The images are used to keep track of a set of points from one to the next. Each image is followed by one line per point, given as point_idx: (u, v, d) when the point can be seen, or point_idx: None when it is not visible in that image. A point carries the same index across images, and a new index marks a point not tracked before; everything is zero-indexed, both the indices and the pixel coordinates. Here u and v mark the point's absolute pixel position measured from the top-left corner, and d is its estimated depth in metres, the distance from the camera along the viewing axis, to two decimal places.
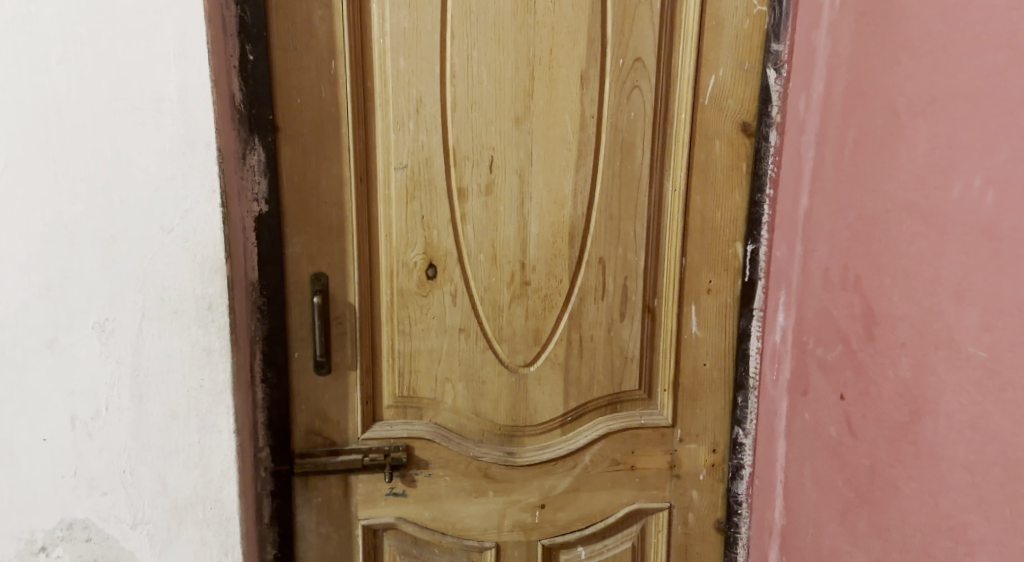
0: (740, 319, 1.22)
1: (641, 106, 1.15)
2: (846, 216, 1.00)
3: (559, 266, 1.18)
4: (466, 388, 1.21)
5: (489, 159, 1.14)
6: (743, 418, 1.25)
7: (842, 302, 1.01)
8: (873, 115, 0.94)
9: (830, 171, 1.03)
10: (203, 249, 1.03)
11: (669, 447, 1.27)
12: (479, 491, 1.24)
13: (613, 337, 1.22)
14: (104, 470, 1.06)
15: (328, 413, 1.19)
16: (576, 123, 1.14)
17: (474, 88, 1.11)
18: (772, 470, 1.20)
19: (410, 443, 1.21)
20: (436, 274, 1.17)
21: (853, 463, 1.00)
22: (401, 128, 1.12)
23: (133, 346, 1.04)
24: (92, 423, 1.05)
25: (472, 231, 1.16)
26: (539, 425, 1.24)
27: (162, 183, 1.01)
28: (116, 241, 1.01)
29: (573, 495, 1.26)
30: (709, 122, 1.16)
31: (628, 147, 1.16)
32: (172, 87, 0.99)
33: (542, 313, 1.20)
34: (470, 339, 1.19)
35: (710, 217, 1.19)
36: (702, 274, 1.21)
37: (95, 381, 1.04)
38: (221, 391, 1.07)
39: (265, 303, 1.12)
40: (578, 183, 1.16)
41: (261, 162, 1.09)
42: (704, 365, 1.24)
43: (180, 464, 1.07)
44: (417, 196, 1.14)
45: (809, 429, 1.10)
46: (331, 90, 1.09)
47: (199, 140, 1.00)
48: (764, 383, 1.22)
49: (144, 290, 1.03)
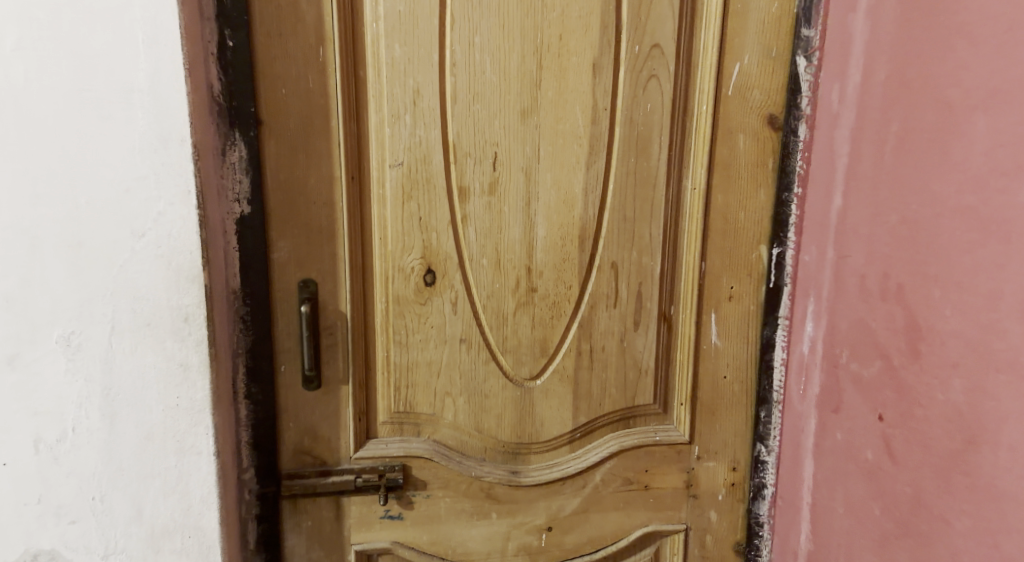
0: (765, 329, 1.13)
1: (658, 98, 1.05)
2: (887, 219, 0.91)
3: (567, 271, 1.09)
4: (467, 403, 1.12)
5: (493, 156, 1.04)
6: (766, 434, 1.16)
7: (881, 313, 0.92)
8: (920, 108, 0.86)
9: (868, 170, 0.94)
10: (178, 256, 0.94)
11: (686, 465, 1.18)
12: (481, 513, 1.15)
13: (627, 348, 1.13)
14: (72, 496, 0.97)
15: (318, 431, 1.10)
16: (587, 116, 1.04)
17: (476, 78, 1.02)
18: (798, 491, 1.12)
19: (407, 462, 1.12)
20: (435, 280, 1.07)
21: (892, 491, 0.91)
22: (397, 121, 1.02)
23: (104, 362, 0.95)
24: (58, 446, 0.95)
25: (473, 235, 1.07)
26: (546, 441, 1.15)
27: (133, 183, 0.91)
28: (83, 248, 0.92)
29: (582, 516, 1.18)
30: (732, 114, 1.06)
31: (644, 142, 1.06)
32: (142, 76, 0.89)
33: (549, 322, 1.11)
34: (471, 350, 1.10)
35: (732, 217, 1.09)
36: (722, 279, 1.11)
37: (61, 400, 0.95)
38: (199, 410, 0.98)
39: (248, 313, 1.03)
40: (589, 182, 1.07)
41: (243, 159, 0.99)
42: (724, 378, 1.15)
43: (156, 489, 0.98)
44: (414, 197, 1.04)
45: (840, 449, 1.01)
46: (319, 79, 1.00)
47: (173, 135, 0.91)
48: (789, 398, 1.13)
49: (114, 301, 0.94)
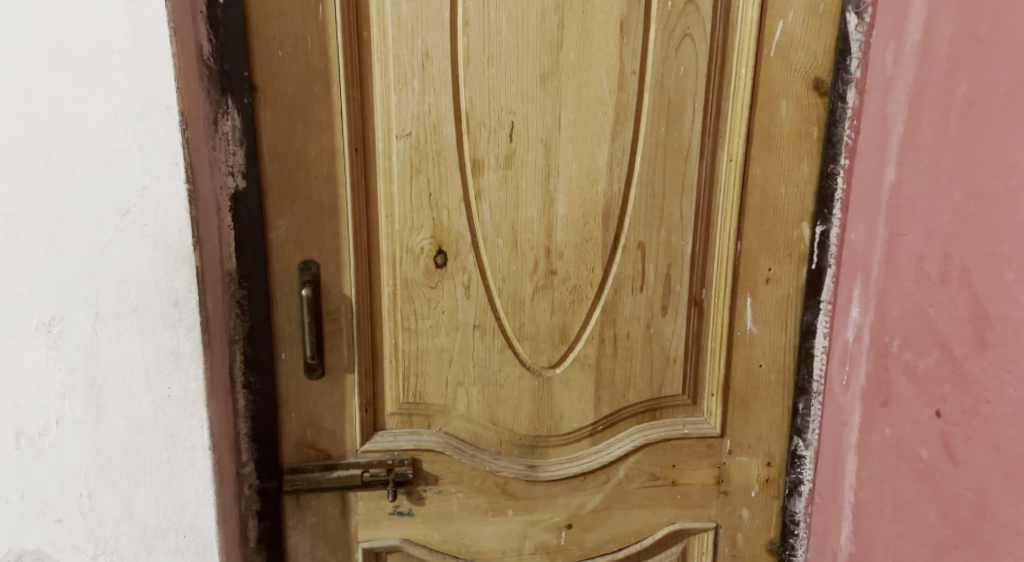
0: (805, 314, 1.03)
1: (692, 59, 0.95)
2: (951, 194, 0.82)
3: (590, 252, 1.00)
4: (481, 394, 1.04)
5: (509, 126, 0.95)
6: (805, 427, 1.07)
7: (941, 298, 0.84)
8: (995, 68, 0.77)
9: (929, 139, 0.85)
10: (166, 235, 0.86)
11: (717, 460, 1.10)
12: (496, 509, 1.08)
13: (654, 335, 1.04)
14: (58, 494, 0.90)
15: (322, 422, 1.02)
16: (614, 81, 0.95)
17: (491, 39, 0.93)
18: (839, 489, 1.03)
19: (417, 456, 1.05)
20: (447, 262, 0.99)
21: (952, 494, 0.84)
22: (404, 87, 0.93)
23: (88, 350, 0.87)
24: (41, 440, 0.89)
25: (488, 212, 0.98)
26: (566, 434, 1.07)
27: (114, 155, 0.83)
28: (62, 226, 0.84)
29: (604, 513, 1.10)
30: (774, 78, 0.96)
31: (675, 109, 0.96)
32: (122, 36, 0.81)
33: (570, 306, 1.02)
34: (486, 336, 1.02)
35: (772, 193, 1.00)
36: (760, 260, 1.02)
37: (43, 391, 0.87)
38: (192, 401, 0.90)
39: (245, 297, 0.95)
40: (614, 153, 0.97)
41: (236, 128, 0.90)
42: (760, 367, 1.06)
43: (147, 486, 0.91)
44: (423, 170, 0.96)
45: (890, 446, 0.93)
46: (319, 41, 0.91)
47: (158, 102, 0.83)
48: (830, 390, 1.04)
49: (98, 284, 0.86)
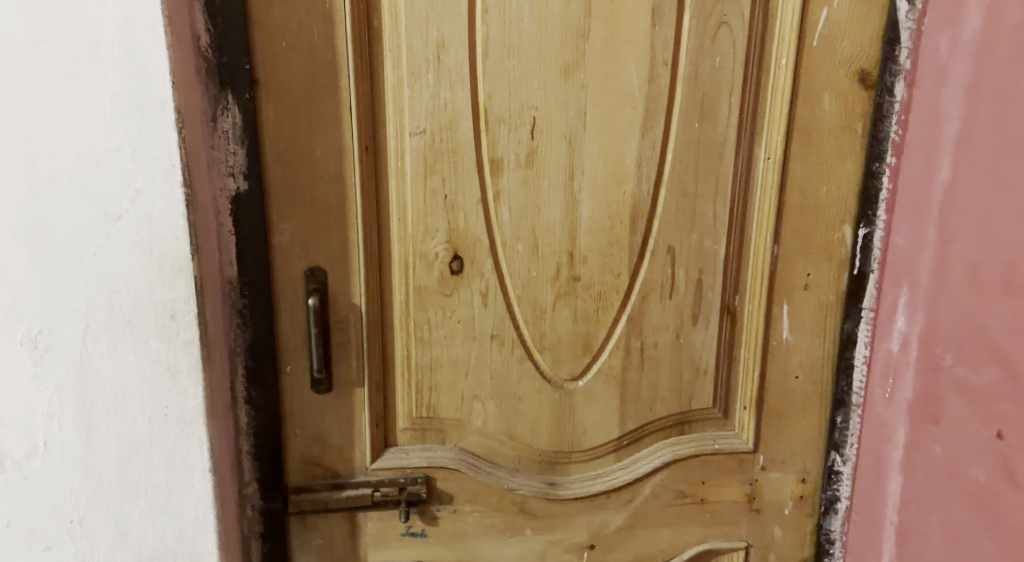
0: (846, 322, 0.97)
1: (729, 49, 0.88)
2: (1013, 199, 0.78)
3: (615, 256, 0.94)
4: (498, 407, 0.98)
5: (531, 122, 0.88)
6: (842, 442, 1.01)
7: (1002, 310, 0.79)
8: None
9: (989, 138, 0.80)
10: (161, 243, 0.79)
11: (748, 476, 1.03)
12: (514, 529, 1.01)
13: (683, 344, 0.97)
14: (46, 520, 0.84)
15: (329, 438, 0.96)
16: (644, 73, 0.88)
17: (512, 27, 0.86)
18: (880, 509, 0.97)
19: (430, 474, 0.98)
20: (462, 268, 0.92)
21: (1013, 522, 0.79)
22: (417, 80, 0.86)
23: (77, 366, 0.81)
24: (27, 463, 0.82)
25: (506, 215, 0.91)
26: (588, 450, 1.01)
27: (104, 156, 0.77)
28: (47, 233, 0.77)
29: (628, 533, 1.04)
30: (816, 69, 0.89)
31: (710, 102, 0.89)
32: (111, 26, 0.74)
33: (594, 315, 0.96)
34: (503, 347, 0.96)
35: (813, 192, 0.93)
36: (798, 264, 0.95)
37: (29, 410, 0.81)
38: (190, 420, 0.84)
39: (247, 307, 0.88)
40: (643, 151, 0.90)
41: (237, 126, 0.84)
42: (796, 379, 0.99)
43: (143, 510, 0.85)
44: (438, 169, 0.89)
45: (939, 466, 0.87)
46: (325, 30, 0.84)
47: (151, 98, 0.76)
48: (870, 402, 0.98)
49: (87, 295, 0.79)
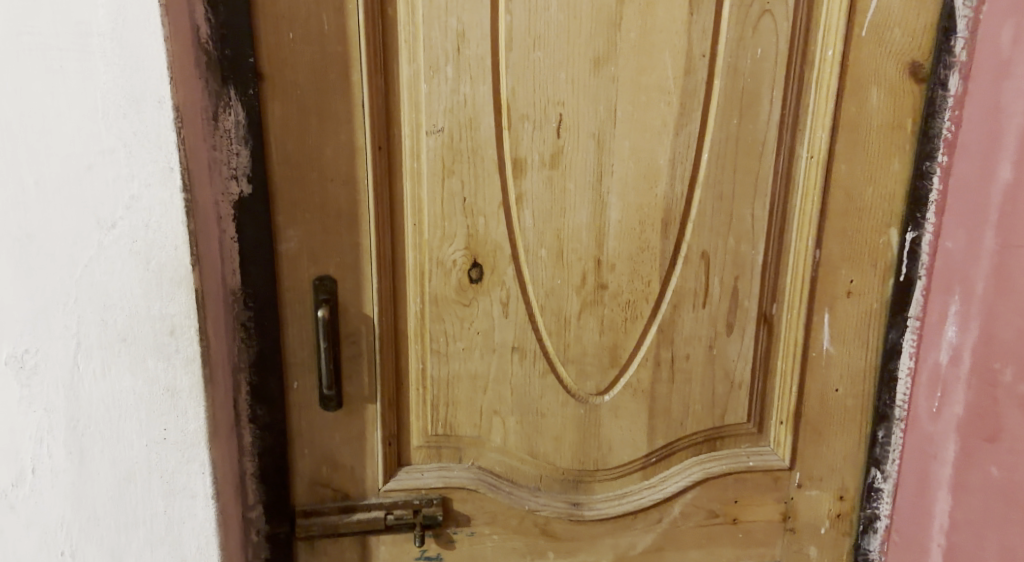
0: (890, 332, 0.91)
1: (771, 40, 0.82)
2: None
3: (646, 263, 0.87)
4: (519, 424, 0.92)
5: (557, 120, 0.82)
6: (884, 458, 0.95)
7: None
8: None
9: None
10: (159, 253, 0.73)
11: (783, 494, 0.97)
12: (535, 552, 0.95)
13: (717, 355, 0.91)
14: (35, 552, 0.77)
15: (339, 458, 0.90)
16: (680, 65, 0.82)
17: (539, 16, 0.79)
18: (926, 529, 0.91)
19: (447, 495, 0.92)
20: (482, 276, 0.86)
21: None
22: (435, 74, 0.80)
23: (67, 387, 0.74)
24: (15, 491, 0.76)
25: (530, 218, 0.85)
26: (614, 468, 0.95)
27: (95, 158, 0.70)
28: (34, 243, 0.71)
29: (656, 554, 0.98)
30: (863, 62, 0.83)
31: (750, 97, 0.83)
32: (102, 15, 0.68)
33: (622, 325, 0.89)
34: (525, 360, 0.90)
35: (858, 192, 0.87)
36: (840, 271, 0.89)
37: (15, 435, 0.75)
38: (191, 444, 0.77)
39: (252, 320, 0.82)
40: (677, 150, 0.84)
41: (240, 124, 0.77)
42: (836, 392, 0.93)
43: (141, 540, 0.79)
44: (457, 170, 0.83)
45: (998, 487, 0.82)
46: (335, 20, 0.77)
47: (147, 95, 0.69)
48: (915, 416, 0.92)
49: (78, 310, 0.73)
